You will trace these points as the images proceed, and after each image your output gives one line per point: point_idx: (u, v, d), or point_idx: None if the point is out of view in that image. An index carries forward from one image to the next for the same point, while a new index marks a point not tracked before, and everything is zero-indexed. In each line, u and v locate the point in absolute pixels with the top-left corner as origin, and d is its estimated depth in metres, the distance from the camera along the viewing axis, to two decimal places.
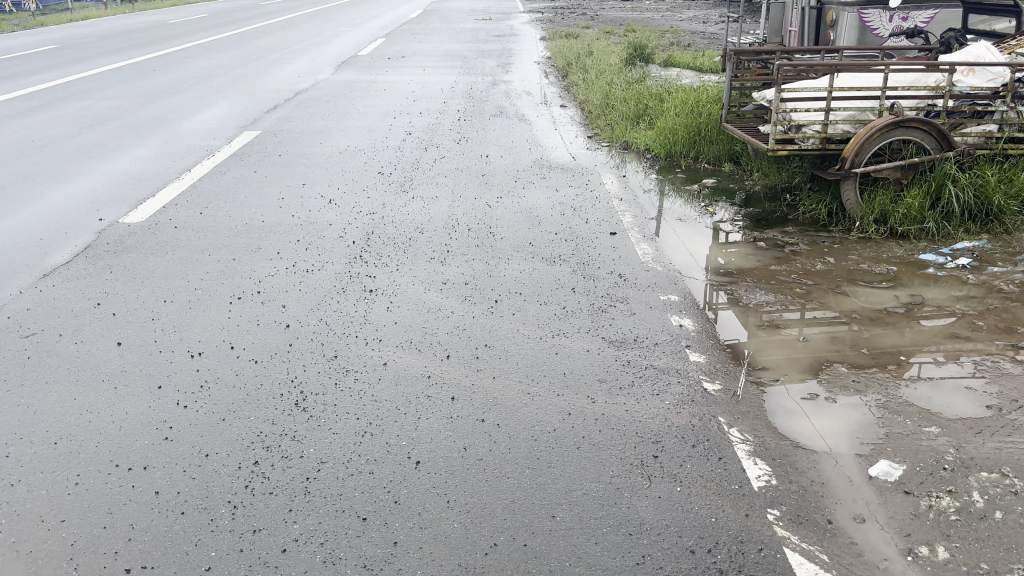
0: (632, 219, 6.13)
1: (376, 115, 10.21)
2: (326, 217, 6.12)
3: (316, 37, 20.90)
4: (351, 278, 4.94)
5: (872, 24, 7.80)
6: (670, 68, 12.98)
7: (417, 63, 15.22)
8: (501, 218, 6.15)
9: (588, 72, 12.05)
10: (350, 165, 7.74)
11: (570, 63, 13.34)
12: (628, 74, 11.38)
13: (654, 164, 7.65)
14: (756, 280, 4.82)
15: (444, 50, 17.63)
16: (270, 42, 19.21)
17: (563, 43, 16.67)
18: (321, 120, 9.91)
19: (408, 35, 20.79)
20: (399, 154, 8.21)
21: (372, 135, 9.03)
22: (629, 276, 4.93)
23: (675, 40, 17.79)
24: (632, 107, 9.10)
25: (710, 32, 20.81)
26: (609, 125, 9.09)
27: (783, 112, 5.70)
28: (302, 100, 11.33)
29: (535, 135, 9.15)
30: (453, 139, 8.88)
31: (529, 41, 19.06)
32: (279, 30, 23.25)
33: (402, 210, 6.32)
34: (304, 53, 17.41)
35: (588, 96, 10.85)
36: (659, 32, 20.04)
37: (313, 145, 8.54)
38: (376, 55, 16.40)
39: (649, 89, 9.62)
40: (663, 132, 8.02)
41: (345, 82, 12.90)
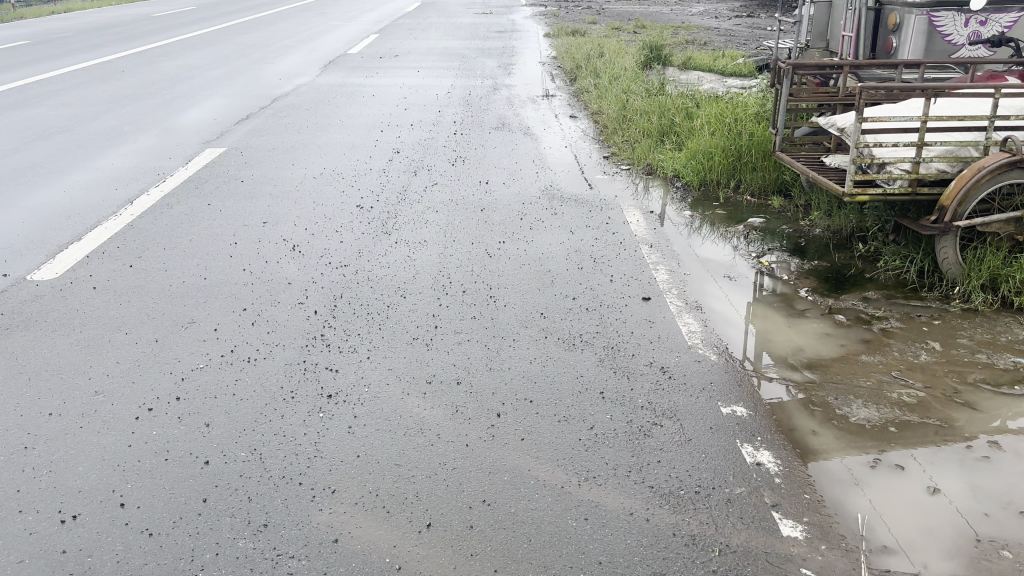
0: (668, 274, 4.92)
1: (361, 128, 9.00)
2: (286, 272, 4.92)
3: (305, 33, 19.65)
4: (306, 373, 3.73)
5: (945, 28, 6.55)
6: (689, 72, 11.79)
7: (410, 63, 13.97)
8: (505, 272, 4.96)
9: (599, 78, 10.83)
10: (325, 194, 6.54)
11: (578, 66, 12.10)
12: (645, 81, 10.16)
13: (686, 195, 6.46)
14: (845, 380, 3.64)
15: (441, 48, 16.37)
16: (255, 39, 17.93)
17: (569, 41, 15.42)
18: (297, 133, 8.70)
19: (403, 31, 19.53)
20: (384, 179, 7.03)
21: (355, 153, 7.83)
22: (674, 371, 3.73)
23: (690, 38, 16.54)
24: (654, 122, 7.90)
25: (725, 29, 19.57)
26: (629, 143, 7.88)
27: (862, 147, 4.50)
28: (279, 108, 10.11)
29: (543, 154, 7.95)
30: (447, 160, 7.68)
31: (533, 38, 17.84)
32: (267, 24, 21.95)
33: (383, 261, 5.13)
34: (289, 50, 16.14)
35: (600, 106, 9.64)
36: (672, 29, 18.78)
37: (285, 168, 7.32)
38: (368, 54, 15.16)
39: (672, 100, 8.42)
40: (695, 156, 6.82)
41: (331, 86, 11.66)
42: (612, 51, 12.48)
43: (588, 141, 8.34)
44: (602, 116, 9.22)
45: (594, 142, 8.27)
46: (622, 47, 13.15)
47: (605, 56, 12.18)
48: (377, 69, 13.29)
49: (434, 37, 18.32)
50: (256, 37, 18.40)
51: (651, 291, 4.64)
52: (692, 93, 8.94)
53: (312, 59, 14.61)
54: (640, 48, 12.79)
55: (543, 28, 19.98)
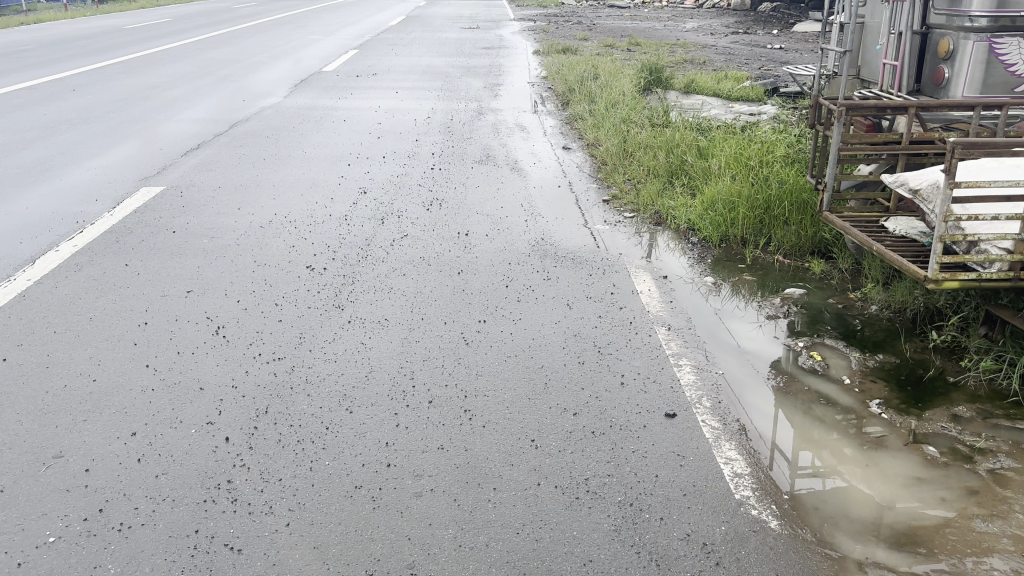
0: (694, 372, 3.82)
1: (326, 161, 7.91)
2: (201, 373, 3.83)
3: (280, 47, 18.56)
4: (197, 555, 2.63)
5: (1008, 58, 5.49)
6: (691, 97, 10.81)
7: (388, 83, 12.89)
8: (484, 368, 3.87)
9: (595, 103, 9.78)
10: (270, 250, 5.45)
11: (571, 89, 11.07)
12: (646, 108, 9.12)
13: (705, 254, 5.39)
14: (963, 568, 2.58)
15: (423, 66, 15.31)
16: (224, 54, 16.82)
17: (560, 60, 14.40)
18: (251, 169, 7.60)
19: (384, 47, 18.48)
20: (345, 228, 5.93)
21: (314, 194, 6.74)
22: (719, 549, 2.65)
23: (688, 57, 15.57)
24: (660, 160, 6.85)
25: (725, 47, 18.67)
26: (632, 185, 6.83)
27: (952, 220, 3.45)
28: (235, 136, 9.00)
29: (532, 196, 6.88)
30: (421, 203, 6.60)
31: (520, 56, 16.86)
32: (242, 37, 20.85)
33: (329, 350, 4.03)
34: (259, 67, 15.03)
35: (597, 137, 8.58)
36: (669, 46, 17.82)
37: (230, 214, 6.22)
38: (344, 72, 14.11)
39: (680, 133, 7.39)
40: (713, 205, 5.77)
41: (298, 110, 10.57)
42: (607, 73, 11.43)
43: (585, 179, 7.29)
44: (600, 148, 8.16)
45: (591, 181, 7.22)
46: (619, 68, 12.12)
47: (599, 78, 11.13)
48: (351, 90, 12.21)
49: (416, 53, 17.26)
50: (227, 52, 17.29)
51: (673, 401, 3.56)
52: (701, 126, 7.91)
53: (282, 78, 13.51)
54: (638, 69, 11.77)
55: (533, 44, 18.99)
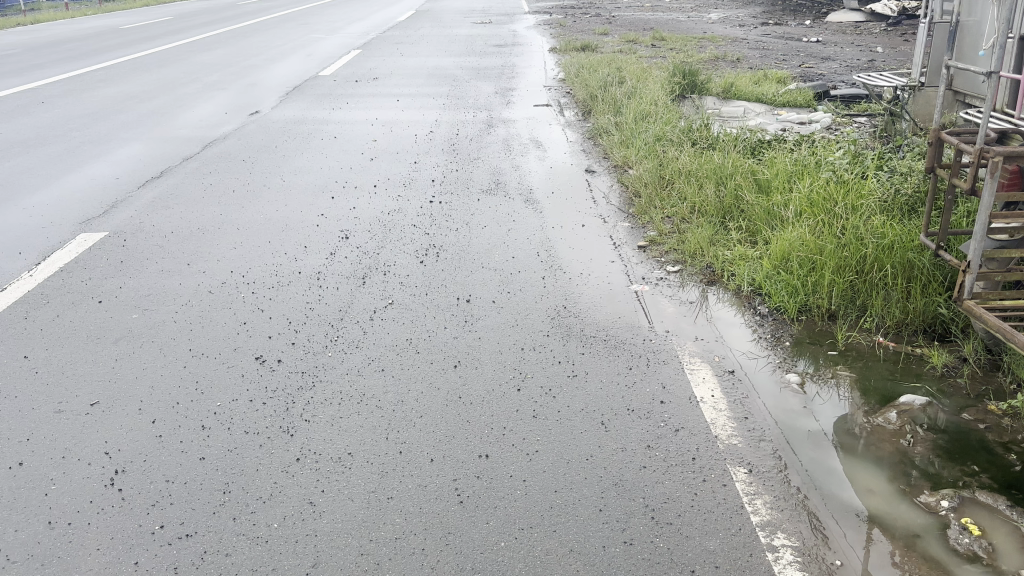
0: (798, 563, 2.57)
1: (306, 193, 6.70)
2: (71, 567, 2.62)
3: (276, 49, 17.34)
4: None
5: None
6: (731, 104, 9.54)
7: (388, 90, 11.64)
8: (483, 552, 2.62)
9: (622, 114, 8.49)
10: (213, 331, 4.23)
11: (594, 98, 9.79)
12: (682, 122, 7.84)
13: (780, 332, 4.12)
14: None
15: (428, 67, 14.06)
16: (215, 58, 15.61)
17: (578, 60, 13.10)
18: (215, 205, 6.40)
19: (389, 46, 17.26)
20: (316, 292, 4.73)
21: (284, 240, 5.53)
22: None
23: (719, 54, 14.23)
24: (710, 194, 5.57)
25: (756, 42, 17.27)
26: (674, 225, 5.55)
27: None
28: (206, 160, 7.80)
29: (550, 239, 5.63)
30: (415, 253, 5.38)
31: (536, 55, 15.59)
32: (238, 37, 19.63)
33: (261, 519, 2.80)
34: (250, 73, 13.82)
35: (626, 158, 7.32)
36: (696, 41, 16.46)
37: (176, 272, 5.03)
38: (343, 77, 12.92)
39: (730, 156, 6.12)
40: (786, 262, 4.50)
41: (284, 125, 9.35)
42: (633, 77, 10.13)
43: (614, 215, 6.03)
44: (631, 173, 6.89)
45: (622, 218, 5.96)
46: (645, 71, 10.82)
47: (624, 83, 9.83)
48: (346, 99, 10.98)
49: (422, 53, 16.00)
50: (218, 55, 16.07)
51: None
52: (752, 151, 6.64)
53: (273, 87, 12.30)
54: (667, 72, 10.47)
55: (548, 41, 17.67)
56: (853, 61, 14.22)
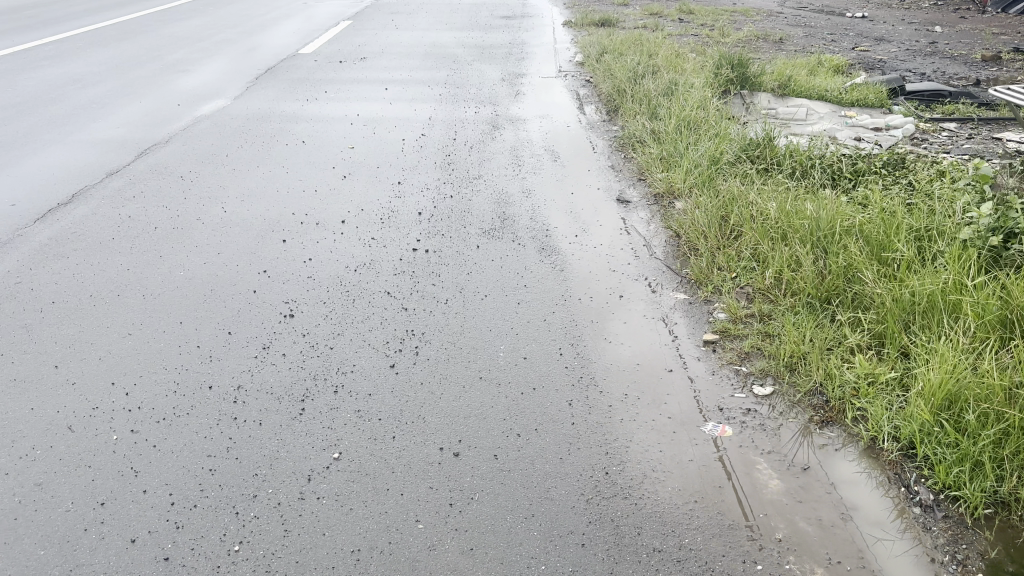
0: None
1: (252, 230, 5.11)
2: None
3: (258, 19, 15.59)
4: None
5: None
6: (786, 103, 7.89)
7: (377, 76, 9.98)
8: None
9: (660, 121, 6.85)
10: (47, 527, 2.67)
11: (623, 95, 8.15)
12: (740, 136, 6.21)
13: (961, 551, 2.52)
14: None
15: (425, 45, 12.38)
16: (187, 30, 13.90)
17: (598, 39, 11.42)
18: (127, 252, 4.82)
19: (384, 17, 15.53)
20: (227, 430, 3.14)
21: (201, 325, 3.95)
22: None
23: (757, 35, 12.53)
24: (805, 264, 3.94)
25: (794, 18, 15.52)
26: (753, 304, 3.95)
27: None
28: (136, 175, 6.21)
29: (574, 319, 4.02)
30: (385, 344, 3.78)
31: (548, 31, 13.87)
32: (218, 3, 17.83)
33: None
34: (221, 50, 12.14)
35: (670, 185, 5.70)
36: (727, 16, 14.70)
37: (31, 386, 3.46)
38: (327, 57, 11.27)
39: (823, 202, 4.50)
40: (955, 410, 2.93)
41: (245, 124, 7.73)
42: (670, 67, 8.46)
43: (663, 279, 4.43)
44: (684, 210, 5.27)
45: (674, 284, 4.35)
46: (682, 59, 9.15)
47: (660, 75, 8.15)
48: (327, 88, 9.34)
49: (420, 26, 14.28)
50: (191, 26, 14.35)
51: None
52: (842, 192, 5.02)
53: (245, 68, 10.65)
54: (708, 62, 8.81)
55: (562, 13, 15.90)
56: (911, 43, 12.49)
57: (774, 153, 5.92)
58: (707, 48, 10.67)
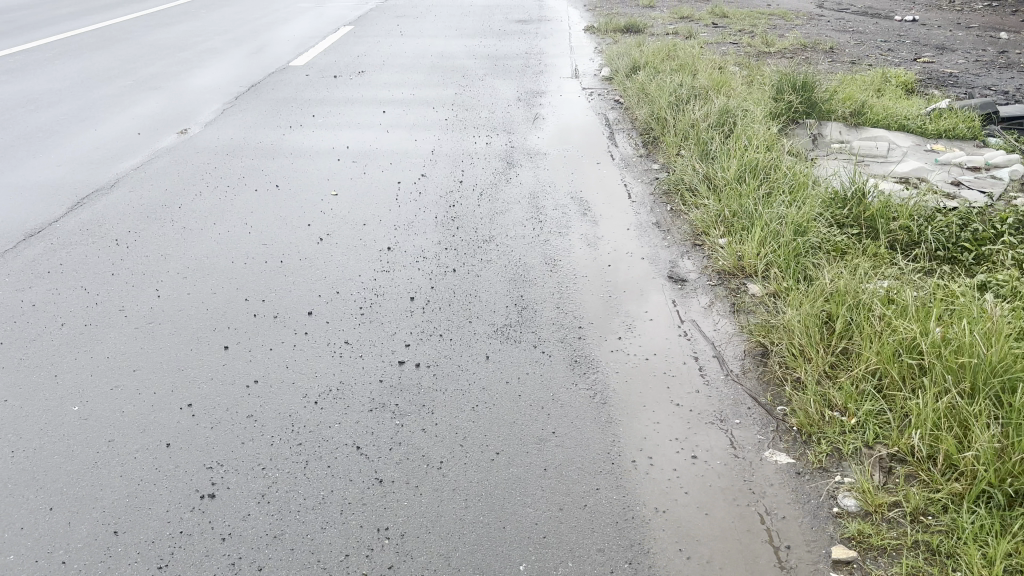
0: None
1: (185, 333, 3.86)
2: None
3: (252, 24, 14.36)
4: None
5: None
6: (860, 137, 6.60)
7: (374, 96, 8.75)
8: None
9: (716, 163, 5.54)
10: None
11: (664, 125, 6.86)
12: (823, 191, 4.89)
13: None
14: None
15: (433, 55, 11.13)
16: (171, 37, 12.68)
17: (627, 51, 10.14)
18: (12, 367, 3.58)
19: (389, 22, 14.31)
20: None
21: (75, 517, 2.68)
22: None
23: (804, 44, 11.21)
24: (976, 432, 2.68)
25: (837, 21, 14.17)
26: (900, 488, 2.69)
27: None
28: (62, 237, 4.97)
29: (627, 502, 2.71)
30: (342, 558, 2.48)
31: (568, 38, 12.60)
32: (212, 6, 16.65)
33: None
34: (205, 61, 10.91)
35: (740, 259, 4.36)
36: (765, 21, 13.37)
37: None
38: (321, 71, 10.04)
39: (981, 318, 3.23)
40: None
41: (211, 161, 6.49)
42: (721, 92, 7.16)
43: (754, 424, 3.11)
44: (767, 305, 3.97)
45: (772, 437, 3.03)
46: (730, 80, 7.86)
47: (708, 100, 6.85)
48: (315, 112, 8.09)
49: (427, 33, 13.03)
50: (176, 33, 13.12)
51: None
52: (981, 291, 3.76)
53: (227, 85, 9.42)
54: (761, 85, 7.52)
55: (583, 17, 14.60)
56: (979, 52, 11.11)
57: (870, 219, 4.65)
58: (752, 66, 9.37)
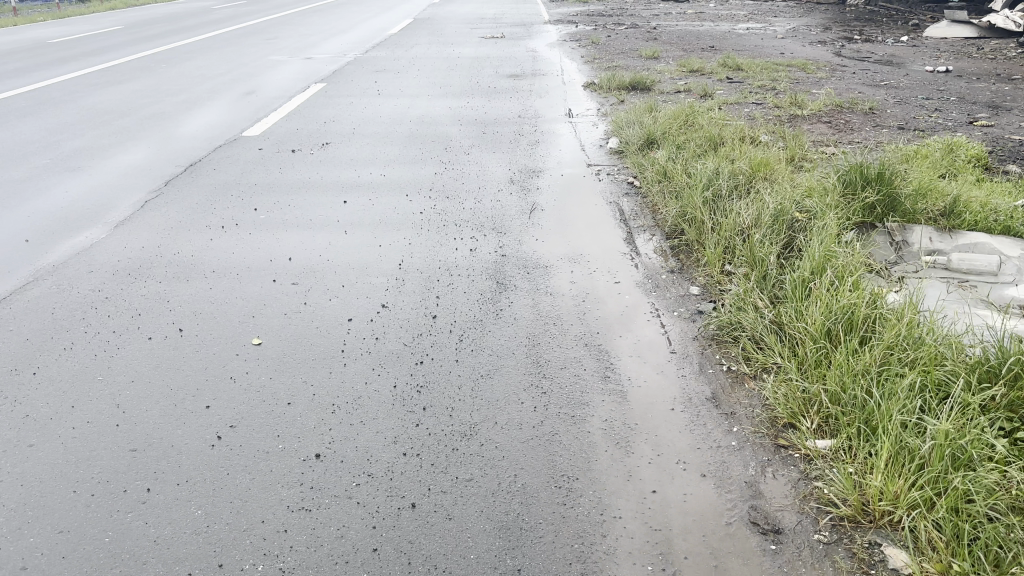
0: None
1: None
2: None
3: (212, 81, 12.93)
4: None
5: None
6: (958, 245, 5.05)
7: (337, 179, 7.25)
8: None
9: (790, 305, 3.98)
10: None
11: (699, 228, 5.34)
12: (963, 363, 3.30)
13: None
14: None
15: (412, 122, 9.69)
16: (116, 99, 11.20)
17: (637, 117, 8.71)
18: None
19: (368, 78, 12.92)
20: None
21: None
22: None
23: (838, 104, 9.80)
24: None
25: (864, 74, 12.82)
26: None
27: None
28: None
29: None
30: None
31: (567, 97, 11.21)
32: (173, 61, 15.23)
33: None
34: (145, 130, 9.41)
35: (866, 504, 2.81)
36: (785, 76, 12.00)
37: None
38: (277, 143, 8.57)
39: None
40: None
41: (105, 288, 4.95)
42: (767, 184, 5.66)
43: None
44: None
45: None
46: (772, 164, 6.37)
47: (756, 199, 5.34)
48: (259, 202, 6.58)
49: (408, 92, 11.61)
50: (123, 94, 11.66)
51: None
52: None
53: (162, 162, 7.94)
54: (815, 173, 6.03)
55: (581, 72, 13.25)
56: None
57: None
58: (789, 140, 7.92)
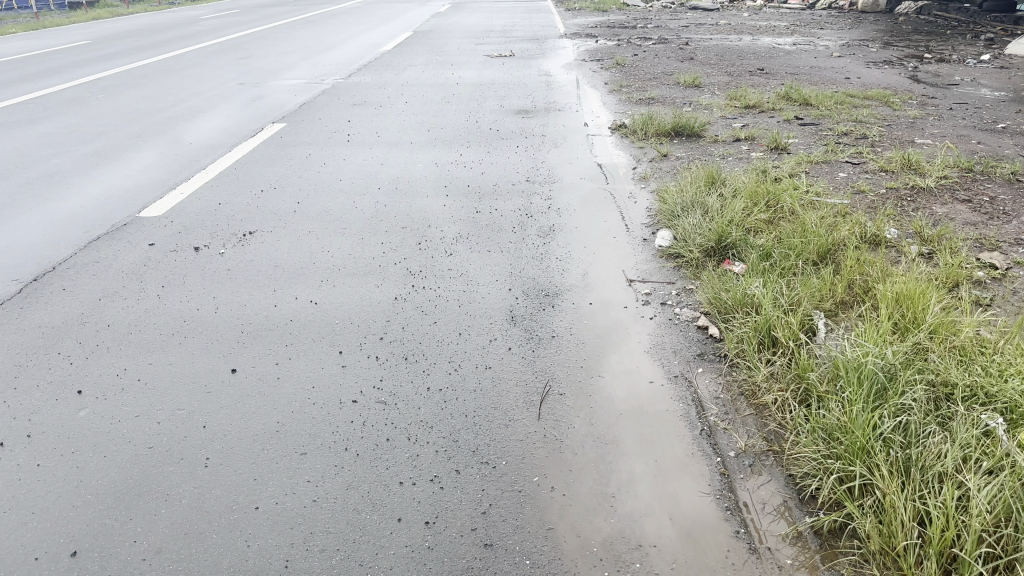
0: None
1: None
2: None
3: (147, 118, 10.38)
4: None
5: None
6: None
7: (243, 312, 4.68)
8: None
9: None
10: None
11: (882, 519, 2.67)
12: None
13: None
14: None
15: (382, 189, 7.11)
16: (8, 150, 8.67)
17: (697, 197, 6.08)
18: None
19: (341, 114, 10.37)
20: None
21: None
22: None
23: (966, 165, 7.15)
24: None
25: (965, 111, 10.16)
26: None
27: None
28: None
29: None
30: None
31: (591, 145, 8.60)
32: (116, 88, 12.72)
33: None
34: (16, 204, 6.87)
35: None
36: (871, 116, 9.35)
37: None
38: (183, 232, 6.01)
39: None
40: None
41: None
42: (1002, 420, 3.02)
43: None
44: None
45: None
46: (959, 331, 3.71)
47: (1001, 469, 2.71)
48: (96, 374, 4.00)
49: (387, 137, 9.04)
50: (19, 141, 9.07)
51: None
52: None
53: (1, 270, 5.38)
54: None
55: (607, 106, 10.64)
56: None
57: None
58: (933, 245, 5.28)
